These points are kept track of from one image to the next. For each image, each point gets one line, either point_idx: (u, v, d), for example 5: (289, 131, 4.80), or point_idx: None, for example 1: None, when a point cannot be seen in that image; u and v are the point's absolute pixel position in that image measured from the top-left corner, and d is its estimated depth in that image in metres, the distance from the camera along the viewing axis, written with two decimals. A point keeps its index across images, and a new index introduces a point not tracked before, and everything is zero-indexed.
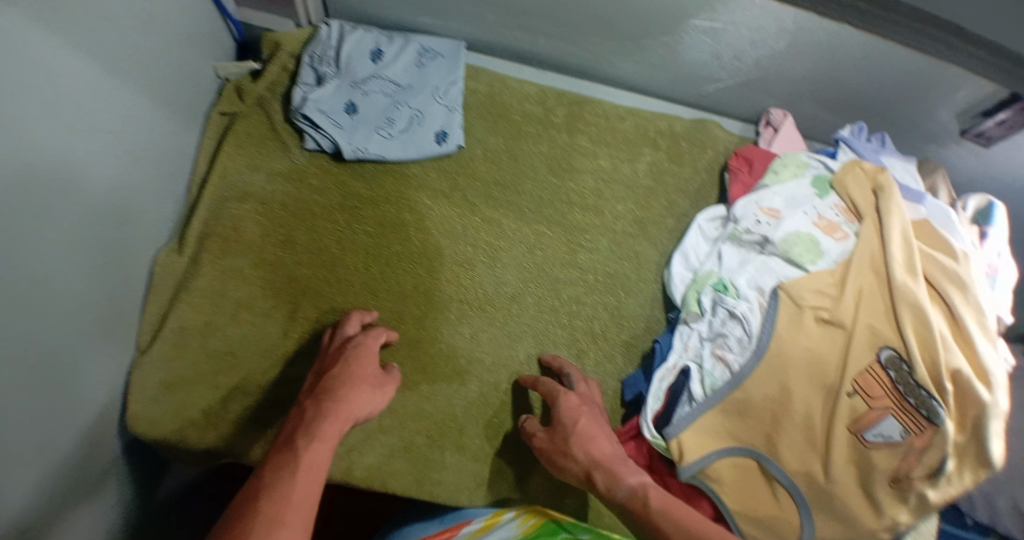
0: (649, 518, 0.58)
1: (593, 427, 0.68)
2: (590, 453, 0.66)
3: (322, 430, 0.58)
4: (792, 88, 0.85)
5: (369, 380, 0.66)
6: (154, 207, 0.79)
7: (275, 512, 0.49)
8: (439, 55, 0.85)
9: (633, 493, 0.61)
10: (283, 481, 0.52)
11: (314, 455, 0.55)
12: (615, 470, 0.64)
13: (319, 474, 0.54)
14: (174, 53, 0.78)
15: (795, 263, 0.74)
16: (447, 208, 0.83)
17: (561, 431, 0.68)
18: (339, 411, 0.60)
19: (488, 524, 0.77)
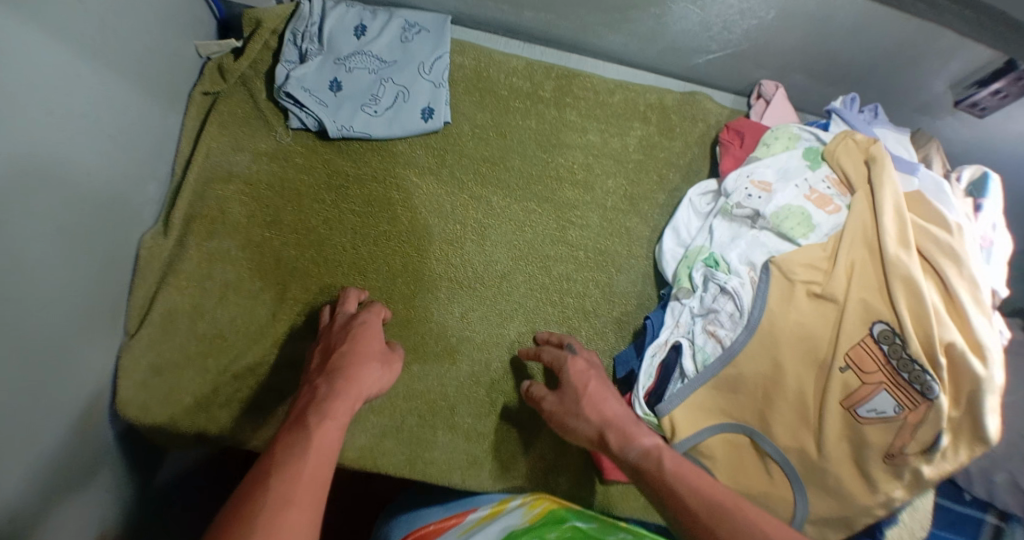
0: (665, 483, 0.57)
1: (606, 390, 0.66)
2: (603, 414, 0.64)
3: (333, 409, 0.55)
4: (784, 58, 0.84)
5: (376, 355, 0.64)
6: (138, 189, 0.77)
7: (289, 491, 0.47)
8: (424, 30, 0.83)
9: (650, 457, 0.59)
10: (299, 462, 0.50)
11: (328, 436, 0.53)
12: (628, 431, 0.62)
13: (330, 454, 0.52)
14: (153, 31, 0.76)
15: (787, 237, 0.73)
16: (434, 186, 0.82)
17: (571, 393, 0.66)
18: (349, 390, 0.58)
19: (495, 511, 0.71)
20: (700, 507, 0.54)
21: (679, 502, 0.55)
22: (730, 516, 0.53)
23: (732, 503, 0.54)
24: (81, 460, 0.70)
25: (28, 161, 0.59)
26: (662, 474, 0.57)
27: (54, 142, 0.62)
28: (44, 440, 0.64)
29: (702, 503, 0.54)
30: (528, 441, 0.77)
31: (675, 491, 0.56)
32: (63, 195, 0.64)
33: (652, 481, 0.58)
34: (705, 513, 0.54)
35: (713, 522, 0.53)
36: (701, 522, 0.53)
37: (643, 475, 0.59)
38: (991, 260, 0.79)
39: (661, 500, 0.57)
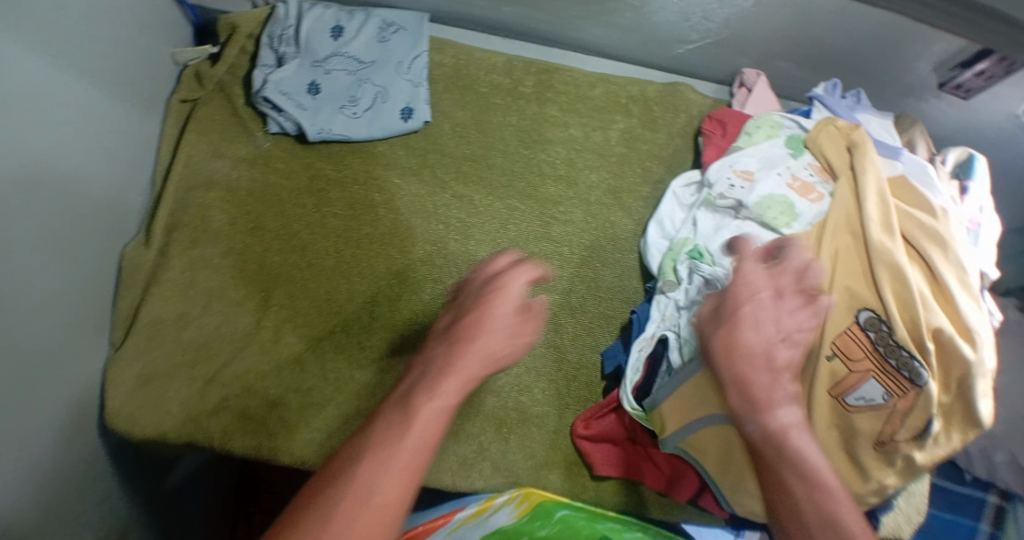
0: (776, 467, 0.50)
1: (775, 330, 0.52)
2: (751, 349, 0.51)
3: (440, 387, 0.47)
4: (764, 46, 0.83)
5: (503, 320, 0.51)
6: (120, 199, 0.77)
7: (369, 484, 0.41)
8: (402, 28, 0.83)
9: (774, 436, 0.50)
10: (389, 451, 0.43)
11: (429, 420, 0.45)
12: (760, 405, 0.51)
13: (431, 442, 0.44)
14: (129, 40, 0.76)
15: (770, 226, 0.73)
16: (416, 187, 0.82)
17: (734, 313, 0.52)
18: (462, 362, 0.48)
19: (482, 507, 0.70)
20: (808, 509, 0.48)
21: (789, 499, 0.49)
22: (842, 535, 0.47)
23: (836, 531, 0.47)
24: (74, 474, 0.70)
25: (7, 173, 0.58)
26: (781, 454, 0.50)
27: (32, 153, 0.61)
28: (34, 455, 0.63)
29: (813, 505, 0.48)
30: (519, 440, 0.77)
31: (786, 481, 0.49)
32: (43, 205, 0.64)
33: (766, 458, 0.51)
34: (813, 521, 0.48)
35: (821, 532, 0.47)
36: (805, 527, 0.48)
37: (758, 449, 0.51)
38: (979, 242, 0.79)
39: (767, 483, 0.51)
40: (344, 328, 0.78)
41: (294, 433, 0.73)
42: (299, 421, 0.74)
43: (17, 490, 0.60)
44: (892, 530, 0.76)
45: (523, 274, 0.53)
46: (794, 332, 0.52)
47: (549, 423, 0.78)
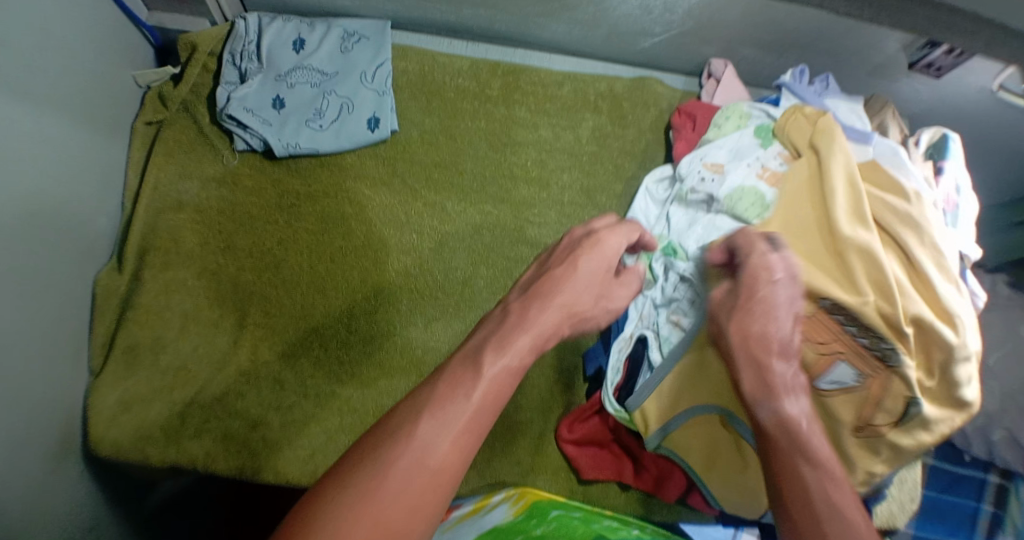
0: (790, 454, 0.50)
1: (784, 321, 0.57)
2: (765, 337, 0.55)
3: (514, 342, 0.49)
4: (729, 35, 0.82)
5: (598, 280, 0.57)
6: (89, 226, 0.76)
7: (433, 436, 0.42)
8: (363, 38, 0.82)
9: (788, 420, 0.52)
10: (461, 407, 0.44)
11: (500, 378, 0.47)
12: (770, 389, 0.54)
13: (502, 398, 0.46)
14: (88, 66, 0.75)
15: (742, 219, 0.72)
16: (387, 197, 0.81)
17: (749, 296, 0.57)
18: (541, 317, 0.52)
19: (478, 506, 0.69)
20: (819, 498, 0.47)
21: (799, 481, 0.48)
22: (847, 524, 0.45)
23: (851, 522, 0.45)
24: (57, 506, 0.69)
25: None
26: (794, 440, 0.51)
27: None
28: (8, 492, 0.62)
29: (820, 491, 0.47)
30: (505, 447, 0.76)
31: (797, 467, 0.49)
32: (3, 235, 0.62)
33: (776, 443, 0.51)
34: (820, 506, 0.46)
35: (827, 520, 0.45)
36: (815, 513, 0.46)
37: (770, 435, 0.52)
38: (958, 223, 0.78)
39: (775, 470, 0.50)
40: (323, 342, 0.77)
41: (278, 450, 0.72)
42: (281, 440, 0.73)
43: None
44: (886, 516, 0.76)
45: (620, 238, 0.60)
46: (796, 324, 0.58)
47: (533, 428, 0.78)
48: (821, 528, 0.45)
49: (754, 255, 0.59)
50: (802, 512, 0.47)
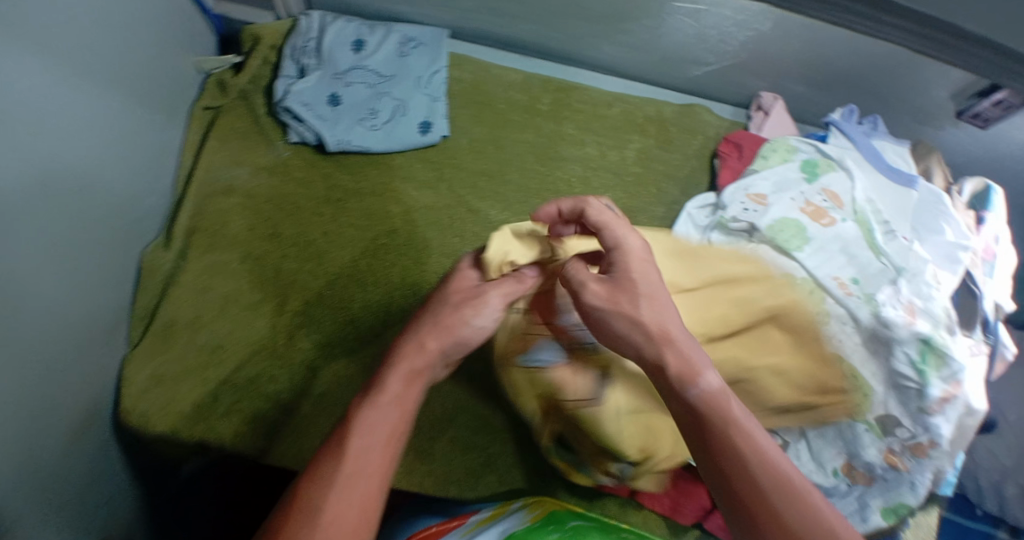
0: (728, 431, 0.47)
1: (660, 297, 0.54)
2: (660, 323, 0.52)
3: (381, 387, 0.55)
4: (778, 71, 0.85)
5: (451, 307, 0.60)
6: (141, 202, 0.78)
7: (321, 493, 0.47)
8: (421, 44, 0.85)
9: (716, 398, 0.48)
10: (356, 457, 0.49)
11: (370, 419, 0.52)
12: (688, 363, 0.50)
13: (389, 432, 0.52)
14: (156, 48, 0.78)
15: (784, 250, 0.74)
16: (433, 199, 0.83)
17: (625, 282, 0.54)
18: (401, 355, 0.57)
19: (495, 513, 0.70)
20: (765, 480, 0.45)
21: (740, 461, 0.46)
22: (797, 495, 0.44)
23: (798, 494, 0.44)
24: (75, 475, 0.69)
25: (17, 168, 0.58)
26: (724, 419, 0.47)
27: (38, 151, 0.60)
28: (35, 454, 0.62)
29: (764, 467, 0.45)
30: (524, 454, 0.78)
31: (735, 446, 0.46)
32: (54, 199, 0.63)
33: (711, 425, 0.47)
34: (768, 486, 0.44)
35: (777, 496, 0.44)
36: (763, 491, 0.44)
37: (705, 415, 0.48)
38: (994, 274, 0.79)
39: (715, 454, 0.47)
40: (358, 335, 0.78)
41: (303, 438, 0.74)
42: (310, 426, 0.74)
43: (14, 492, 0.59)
44: None
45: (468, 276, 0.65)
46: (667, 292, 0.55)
47: None
48: (775, 510, 0.44)
49: (628, 242, 0.56)
50: (754, 499, 0.44)
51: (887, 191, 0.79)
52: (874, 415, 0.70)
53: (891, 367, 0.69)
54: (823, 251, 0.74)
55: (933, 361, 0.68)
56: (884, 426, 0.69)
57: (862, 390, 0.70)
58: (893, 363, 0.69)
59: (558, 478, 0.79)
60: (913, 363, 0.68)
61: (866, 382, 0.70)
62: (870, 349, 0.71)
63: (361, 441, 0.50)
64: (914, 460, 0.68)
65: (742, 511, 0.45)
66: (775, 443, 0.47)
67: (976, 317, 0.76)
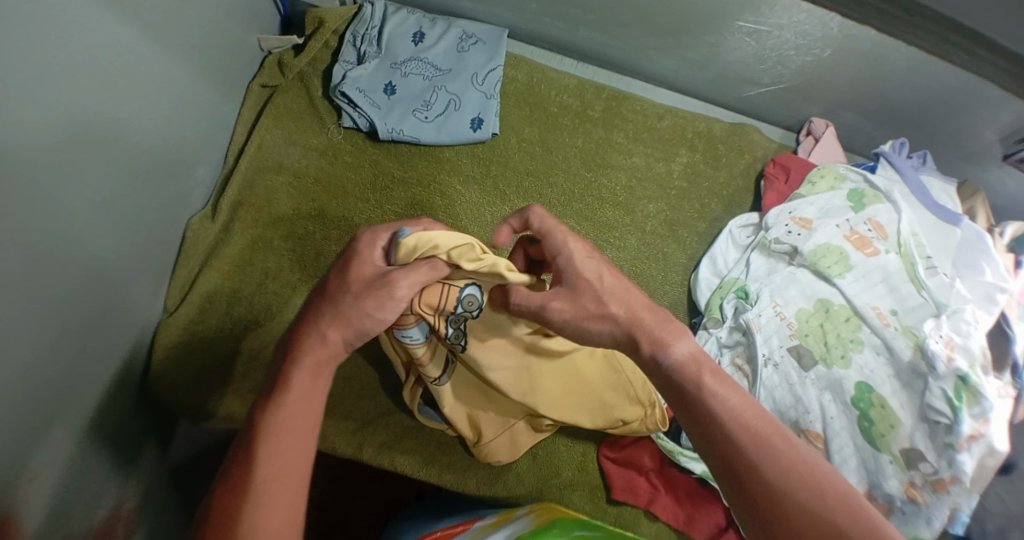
0: (699, 391, 0.47)
1: (620, 284, 0.51)
2: (623, 313, 0.50)
3: (289, 383, 0.49)
4: (833, 100, 0.88)
5: (354, 289, 0.52)
6: (192, 170, 0.79)
7: (237, 509, 0.43)
8: (479, 41, 0.88)
9: (687, 362, 0.48)
10: (267, 470, 0.45)
11: (283, 422, 0.47)
12: (654, 332, 0.49)
13: (302, 438, 0.47)
14: (224, 20, 0.79)
15: (824, 274, 0.79)
16: (476, 195, 0.85)
17: (581, 283, 0.51)
18: (308, 344, 0.50)
19: (501, 519, 0.70)
20: (744, 439, 0.44)
21: (713, 419, 0.45)
22: (767, 439, 0.44)
23: (768, 438, 0.44)
24: (120, 435, 0.70)
25: (87, 125, 0.59)
26: (695, 382, 0.47)
27: (116, 112, 0.63)
28: (77, 410, 0.63)
29: (737, 424, 0.45)
30: (546, 454, 0.79)
31: (710, 408, 0.46)
32: (123, 161, 0.65)
33: (686, 391, 0.47)
34: (746, 442, 0.44)
35: (749, 448, 0.44)
36: (736, 443, 0.44)
37: (679, 380, 0.48)
38: None
39: (693, 420, 0.47)
40: None
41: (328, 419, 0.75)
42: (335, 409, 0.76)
43: (60, 443, 0.61)
44: None
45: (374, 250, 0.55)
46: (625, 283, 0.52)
47: (578, 446, 0.81)
48: (757, 466, 0.43)
49: (566, 248, 0.53)
50: (735, 460, 0.44)
51: (930, 233, 0.81)
52: (898, 446, 0.70)
53: (925, 401, 0.69)
54: (864, 278, 0.78)
55: (964, 398, 0.67)
56: (908, 459, 0.69)
57: (889, 420, 0.70)
58: (927, 398, 0.69)
59: (577, 481, 0.79)
60: (947, 399, 0.68)
61: (894, 413, 0.71)
62: (902, 381, 0.72)
63: (271, 455, 0.45)
64: (934, 494, 0.67)
65: (726, 474, 0.45)
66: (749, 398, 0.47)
67: (1006, 359, 0.73)
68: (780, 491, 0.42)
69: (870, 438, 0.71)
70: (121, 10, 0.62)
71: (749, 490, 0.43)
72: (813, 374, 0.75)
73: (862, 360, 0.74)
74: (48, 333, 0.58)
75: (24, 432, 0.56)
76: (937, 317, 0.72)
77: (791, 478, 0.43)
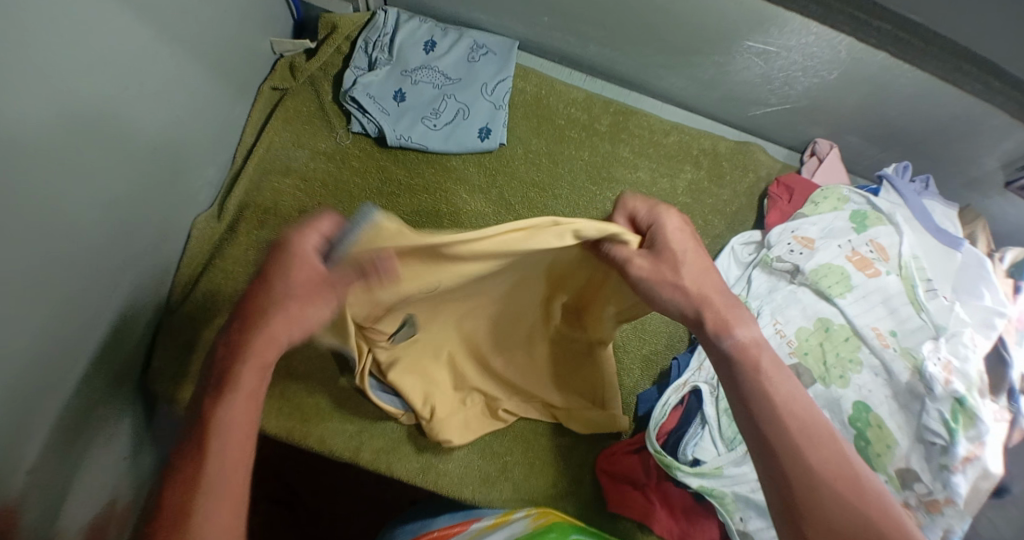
0: (759, 376, 0.52)
1: (700, 267, 0.55)
2: (704, 292, 0.55)
3: (237, 382, 0.48)
4: (837, 122, 0.89)
5: (292, 294, 0.47)
6: (200, 170, 0.79)
7: (188, 502, 0.44)
8: (490, 52, 0.90)
9: (750, 347, 0.53)
10: (215, 468, 0.46)
11: (230, 423, 0.47)
12: (724, 313, 0.54)
13: (246, 437, 0.47)
14: (238, 22, 0.80)
15: (824, 293, 0.80)
16: (482, 205, 0.87)
17: (668, 256, 0.54)
18: (251, 345, 0.49)
19: (500, 520, 0.72)
20: (792, 424, 0.50)
21: (767, 404, 0.51)
22: (813, 429, 0.50)
23: (815, 425, 0.50)
24: (116, 434, 0.70)
25: (94, 124, 0.59)
26: (754, 367, 0.52)
27: (128, 109, 0.63)
28: (74, 407, 0.63)
29: (789, 411, 0.50)
30: (543, 466, 0.80)
31: (766, 392, 0.51)
32: (132, 160, 0.66)
33: (743, 371, 0.52)
34: (795, 429, 0.49)
35: (799, 435, 0.49)
36: (784, 426, 0.50)
37: (737, 360, 0.53)
38: None
39: (746, 397, 0.52)
40: None
41: (325, 422, 0.75)
42: (335, 412, 0.76)
43: (56, 439, 0.60)
44: None
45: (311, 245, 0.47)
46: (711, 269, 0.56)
47: (575, 457, 0.81)
48: (800, 449, 0.49)
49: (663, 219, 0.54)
50: (778, 440, 0.49)
51: (929, 260, 0.82)
52: (894, 466, 0.70)
53: (922, 422, 0.70)
54: (865, 299, 0.79)
55: (961, 420, 0.67)
56: (903, 479, 0.70)
57: (886, 441, 0.71)
58: (925, 419, 0.69)
59: (572, 493, 0.79)
60: (943, 420, 0.68)
61: (891, 434, 0.71)
62: (899, 402, 0.72)
63: (218, 457, 0.46)
64: (927, 515, 0.67)
65: (764, 448, 0.50)
66: (801, 390, 0.52)
67: (1003, 383, 0.73)
68: (815, 473, 0.48)
69: (866, 458, 0.72)
70: (135, 11, 0.62)
71: (784, 465, 0.48)
72: (812, 392, 0.76)
73: (861, 381, 0.75)
74: (50, 328, 0.58)
75: (24, 425, 0.56)
76: (936, 340, 0.72)
77: (827, 465, 0.48)
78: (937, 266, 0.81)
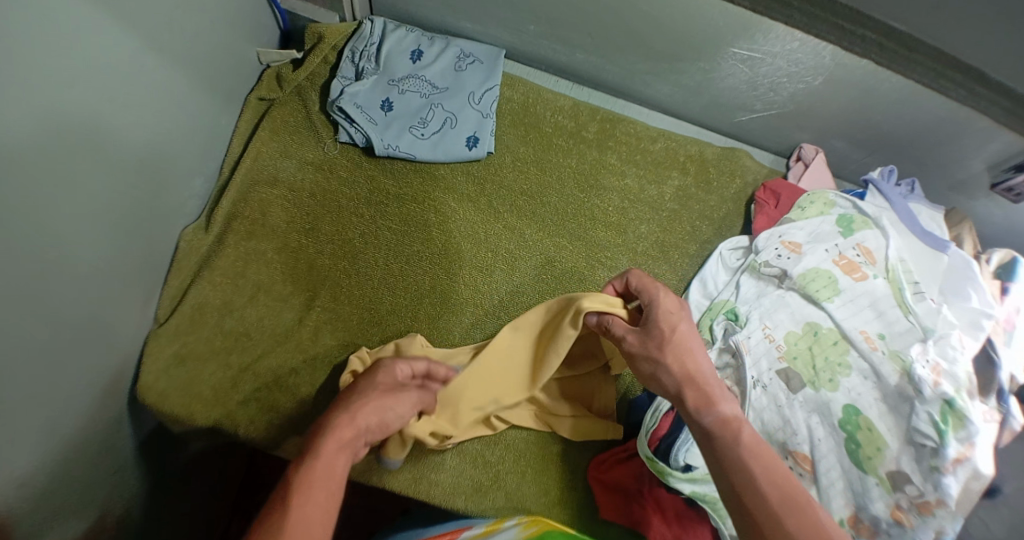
0: (741, 451, 0.55)
1: (687, 343, 0.62)
2: (699, 369, 0.61)
3: (321, 447, 0.57)
4: (822, 127, 0.90)
5: (379, 390, 0.66)
6: (187, 181, 0.79)
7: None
8: (476, 60, 0.90)
9: (728, 422, 0.57)
10: (300, 514, 0.51)
11: (316, 478, 0.54)
12: (709, 390, 0.59)
13: (325, 495, 0.53)
14: (223, 32, 0.80)
15: (813, 298, 0.80)
16: (470, 213, 0.87)
17: (659, 335, 0.63)
18: (343, 421, 0.60)
19: (490, 529, 0.72)
20: (773, 494, 0.52)
21: (746, 473, 0.53)
22: (795, 501, 0.52)
23: (798, 500, 0.52)
24: (109, 449, 0.70)
25: (76, 134, 0.58)
26: (735, 440, 0.56)
27: (112, 118, 0.63)
28: (63, 424, 0.62)
29: (769, 482, 0.53)
30: (537, 475, 0.79)
31: (747, 465, 0.54)
32: (119, 171, 0.65)
33: (726, 445, 0.56)
34: (774, 498, 0.51)
35: (778, 505, 0.51)
36: (767, 499, 0.52)
37: (718, 435, 0.56)
38: (1013, 342, 0.77)
39: (727, 468, 0.54)
40: (378, 321, 0.81)
41: None
42: None
43: (43, 458, 0.59)
44: None
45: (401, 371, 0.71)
46: (706, 356, 0.63)
47: (569, 466, 0.81)
48: (778, 516, 0.51)
49: (658, 297, 0.64)
50: (759, 509, 0.51)
51: (917, 261, 0.83)
52: (884, 469, 0.70)
53: (912, 424, 0.70)
54: (853, 302, 0.79)
55: (951, 422, 0.67)
56: (893, 481, 0.69)
57: (876, 443, 0.71)
58: (913, 421, 0.69)
59: (567, 502, 0.79)
60: (933, 423, 0.68)
61: (881, 437, 0.71)
62: (888, 405, 0.72)
63: (303, 504, 0.52)
64: (920, 517, 0.66)
65: (749, 524, 0.51)
66: (782, 463, 0.55)
67: (992, 385, 0.73)
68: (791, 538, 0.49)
69: (856, 461, 0.71)
70: (118, 23, 0.62)
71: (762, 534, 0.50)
72: (802, 397, 0.76)
73: (850, 384, 0.75)
74: (34, 342, 0.57)
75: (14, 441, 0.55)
76: (924, 342, 0.73)
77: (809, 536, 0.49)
78: (926, 269, 0.82)
